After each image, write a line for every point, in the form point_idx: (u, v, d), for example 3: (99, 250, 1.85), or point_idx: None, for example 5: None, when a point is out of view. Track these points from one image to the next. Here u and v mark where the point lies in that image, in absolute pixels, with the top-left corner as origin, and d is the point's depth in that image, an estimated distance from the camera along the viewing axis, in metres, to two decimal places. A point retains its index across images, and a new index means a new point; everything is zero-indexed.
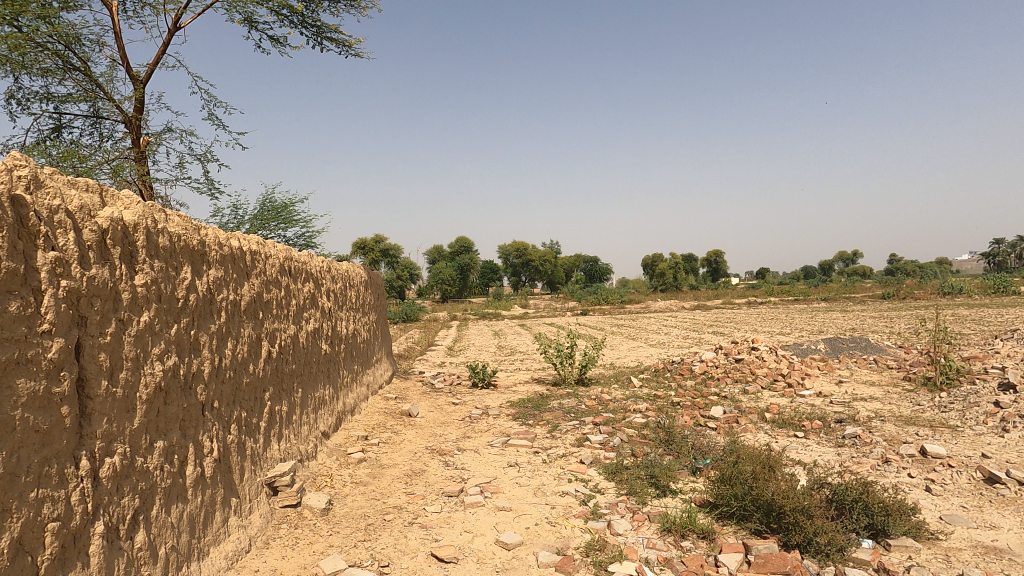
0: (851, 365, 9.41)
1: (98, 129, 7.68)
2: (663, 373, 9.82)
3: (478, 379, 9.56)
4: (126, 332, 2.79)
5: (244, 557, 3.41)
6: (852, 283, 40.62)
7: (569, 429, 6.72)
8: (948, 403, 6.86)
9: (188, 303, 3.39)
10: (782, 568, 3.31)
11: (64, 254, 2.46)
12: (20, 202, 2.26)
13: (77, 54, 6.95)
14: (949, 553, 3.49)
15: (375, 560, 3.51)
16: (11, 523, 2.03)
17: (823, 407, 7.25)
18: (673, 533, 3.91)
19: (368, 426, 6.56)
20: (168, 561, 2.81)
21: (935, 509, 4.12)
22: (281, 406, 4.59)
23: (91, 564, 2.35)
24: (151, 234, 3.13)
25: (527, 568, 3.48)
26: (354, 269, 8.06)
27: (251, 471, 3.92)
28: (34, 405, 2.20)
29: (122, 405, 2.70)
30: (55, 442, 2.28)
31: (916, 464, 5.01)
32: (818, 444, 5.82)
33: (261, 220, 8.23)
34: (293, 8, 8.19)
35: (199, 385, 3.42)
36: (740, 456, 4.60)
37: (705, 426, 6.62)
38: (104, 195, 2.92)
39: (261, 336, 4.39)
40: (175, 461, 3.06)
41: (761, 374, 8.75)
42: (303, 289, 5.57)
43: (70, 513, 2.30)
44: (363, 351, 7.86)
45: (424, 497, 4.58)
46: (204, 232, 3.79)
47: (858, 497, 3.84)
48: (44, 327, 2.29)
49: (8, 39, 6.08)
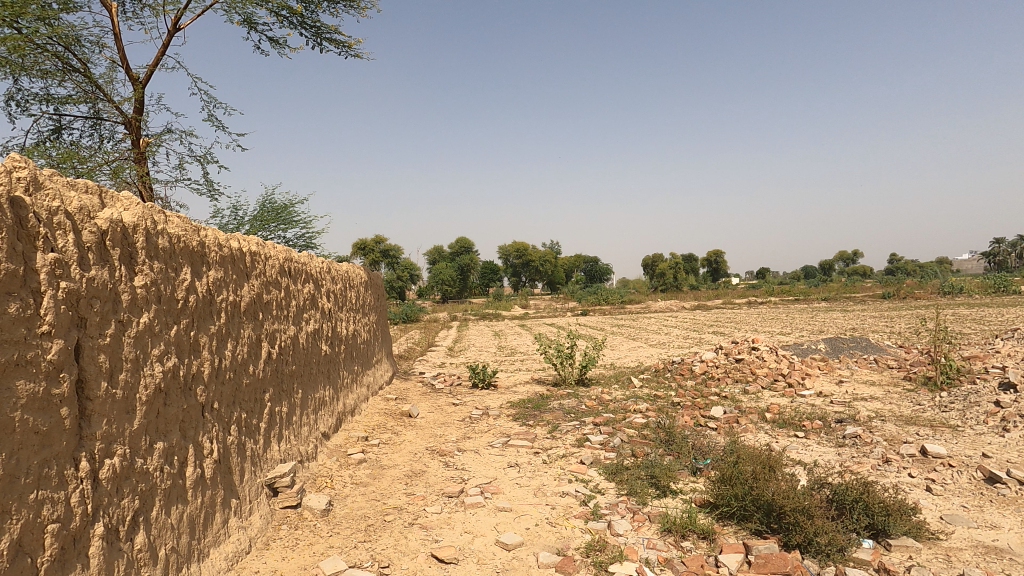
0: (851, 365, 9.40)
1: (98, 130, 7.69)
2: (663, 373, 9.83)
3: (478, 379, 9.57)
4: (125, 333, 2.79)
5: (244, 559, 3.41)
6: (852, 283, 40.29)
7: (570, 429, 6.72)
8: (948, 403, 6.86)
9: (187, 304, 3.39)
10: (782, 569, 3.30)
11: (63, 256, 2.46)
12: (19, 204, 2.26)
13: (76, 55, 6.95)
14: (950, 553, 3.49)
15: (375, 561, 3.50)
16: (11, 525, 2.03)
17: (823, 407, 7.25)
18: (673, 533, 3.91)
19: (368, 426, 6.57)
20: (168, 563, 2.81)
21: (935, 509, 4.12)
22: (281, 407, 4.59)
23: (91, 565, 2.35)
24: (151, 236, 3.13)
25: (527, 568, 3.48)
26: (354, 269, 8.07)
27: (251, 472, 3.91)
28: (33, 407, 2.20)
29: (122, 406, 2.70)
30: (55, 443, 2.28)
31: (916, 463, 5.01)
32: (818, 444, 5.82)
33: (261, 221, 8.24)
34: (292, 9, 8.19)
35: (199, 386, 3.42)
36: (740, 456, 4.60)
37: (705, 426, 6.63)
38: (103, 196, 2.92)
39: (261, 338, 4.39)
40: (174, 463, 3.06)
41: (761, 374, 8.75)
42: (303, 290, 5.57)
43: (70, 515, 2.30)
44: (363, 352, 7.87)
45: (424, 498, 4.58)
46: (204, 233, 3.79)
47: (858, 497, 3.84)
48: (44, 329, 2.29)
49: (8, 41, 6.08)
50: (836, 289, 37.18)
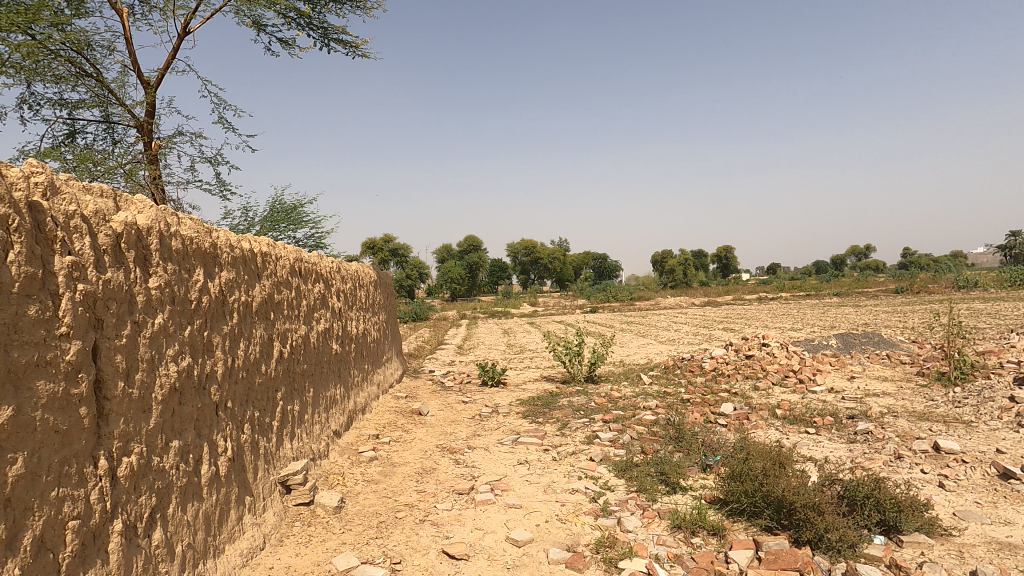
0: (864, 360, 9.32)
1: (110, 134, 7.76)
2: (673, 370, 9.81)
3: (488, 377, 9.60)
4: (140, 334, 2.85)
5: (259, 555, 3.47)
6: (862, 282, 37.38)
7: (579, 426, 6.73)
8: (961, 399, 6.78)
9: (200, 305, 3.45)
10: (792, 564, 3.30)
11: (80, 258, 2.50)
12: (36, 209, 2.32)
13: (88, 59, 7.02)
14: (963, 549, 3.47)
15: (387, 557, 3.54)
16: (32, 522, 2.08)
17: (835, 403, 7.21)
18: (683, 530, 3.91)
19: (378, 424, 6.61)
20: (185, 559, 2.86)
21: (948, 505, 4.09)
22: (292, 406, 4.63)
23: (110, 561, 2.41)
24: (164, 237, 3.17)
25: (538, 565, 3.50)
26: (363, 269, 8.09)
27: (265, 469, 3.96)
28: (53, 407, 2.25)
29: (138, 406, 2.75)
30: (74, 442, 2.33)
31: (930, 459, 4.96)
32: (829, 440, 5.78)
33: (271, 222, 8.30)
34: (300, 11, 8.24)
35: (213, 385, 3.47)
36: (750, 451, 4.58)
37: (715, 422, 6.63)
38: (117, 199, 2.96)
39: (272, 337, 4.44)
40: (190, 460, 3.11)
41: (772, 371, 8.69)
42: (313, 290, 5.62)
43: (89, 512, 2.35)
44: (373, 351, 7.90)
45: (434, 495, 4.62)
46: (216, 235, 3.84)
47: (870, 494, 3.81)
48: (62, 331, 2.34)
49: (21, 47, 6.18)
50: (845, 287, 35.54)
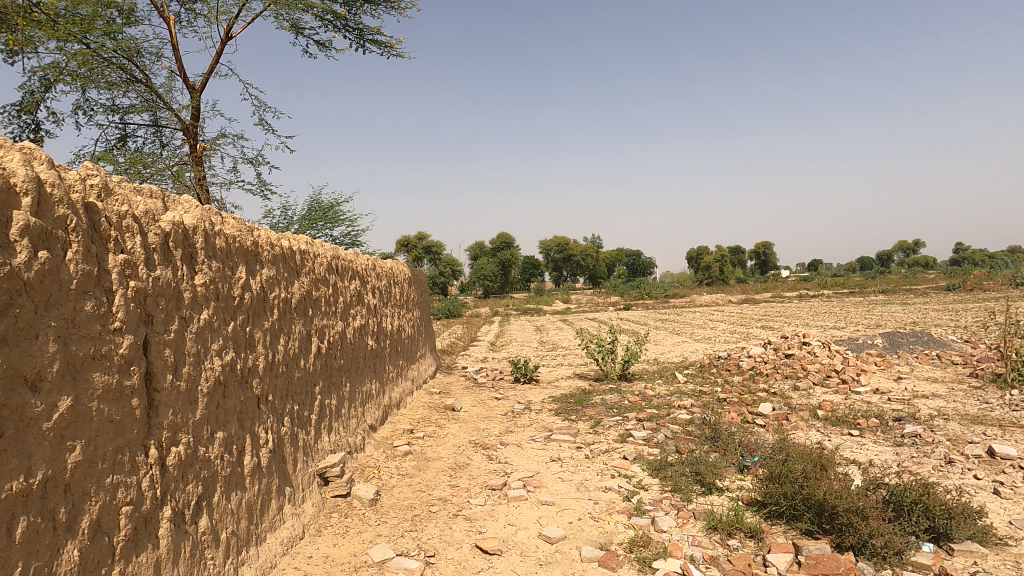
0: (912, 361, 8.94)
1: (158, 137, 8.08)
2: (709, 369, 9.62)
3: (520, 374, 9.62)
4: (187, 329, 2.96)
5: (299, 544, 3.57)
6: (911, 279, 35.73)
7: (612, 424, 6.67)
8: (1019, 402, 6.43)
9: (243, 301, 3.56)
10: (834, 570, 3.20)
11: (132, 257, 2.62)
12: (92, 209, 2.44)
13: (138, 66, 7.33)
14: (1020, 560, 3.30)
15: (421, 550, 3.59)
16: (89, 506, 2.20)
17: (880, 404, 6.95)
18: (719, 531, 3.84)
19: (413, 419, 6.71)
20: (229, 546, 2.97)
21: (1004, 513, 3.89)
22: (330, 400, 4.74)
23: (160, 545, 2.52)
24: (208, 236, 3.29)
25: (570, 562, 3.49)
26: (398, 266, 8.21)
27: (304, 461, 4.08)
28: (107, 398, 2.36)
29: (185, 398, 2.87)
30: (126, 432, 2.44)
31: (983, 464, 4.73)
32: (874, 443, 5.58)
33: (309, 221, 8.51)
34: (336, 13, 8.39)
35: (255, 379, 3.59)
36: (790, 453, 4.46)
37: (753, 422, 6.48)
38: (165, 200, 3.08)
39: (311, 333, 4.56)
40: (233, 451, 3.23)
41: (813, 370, 8.42)
42: (349, 287, 5.73)
43: (140, 498, 2.47)
44: (407, 347, 8.02)
45: (467, 490, 4.66)
46: (257, 233, 3.96)
47: (918, 499, 3.66)
48: (116, 326, 2.46)
49: (77, 56, 6.50)
50: (891, 284, 34.02)
